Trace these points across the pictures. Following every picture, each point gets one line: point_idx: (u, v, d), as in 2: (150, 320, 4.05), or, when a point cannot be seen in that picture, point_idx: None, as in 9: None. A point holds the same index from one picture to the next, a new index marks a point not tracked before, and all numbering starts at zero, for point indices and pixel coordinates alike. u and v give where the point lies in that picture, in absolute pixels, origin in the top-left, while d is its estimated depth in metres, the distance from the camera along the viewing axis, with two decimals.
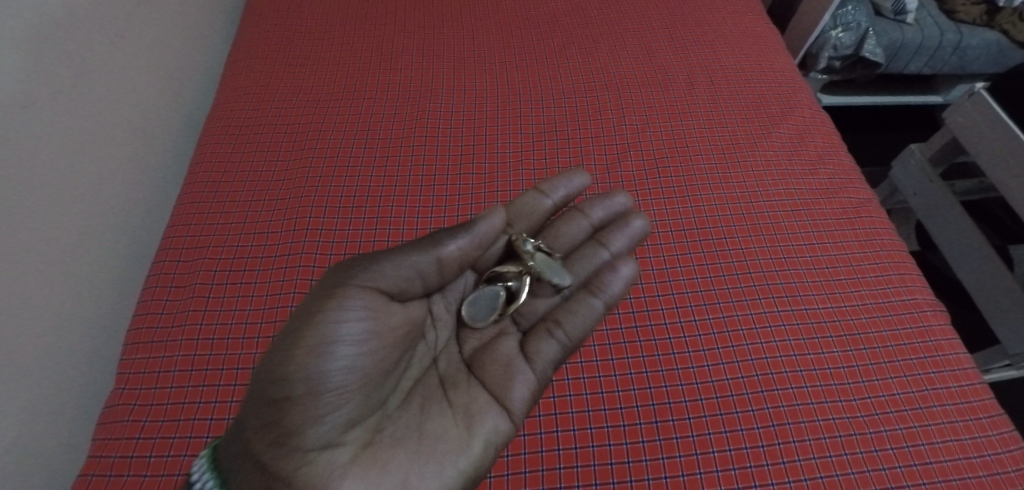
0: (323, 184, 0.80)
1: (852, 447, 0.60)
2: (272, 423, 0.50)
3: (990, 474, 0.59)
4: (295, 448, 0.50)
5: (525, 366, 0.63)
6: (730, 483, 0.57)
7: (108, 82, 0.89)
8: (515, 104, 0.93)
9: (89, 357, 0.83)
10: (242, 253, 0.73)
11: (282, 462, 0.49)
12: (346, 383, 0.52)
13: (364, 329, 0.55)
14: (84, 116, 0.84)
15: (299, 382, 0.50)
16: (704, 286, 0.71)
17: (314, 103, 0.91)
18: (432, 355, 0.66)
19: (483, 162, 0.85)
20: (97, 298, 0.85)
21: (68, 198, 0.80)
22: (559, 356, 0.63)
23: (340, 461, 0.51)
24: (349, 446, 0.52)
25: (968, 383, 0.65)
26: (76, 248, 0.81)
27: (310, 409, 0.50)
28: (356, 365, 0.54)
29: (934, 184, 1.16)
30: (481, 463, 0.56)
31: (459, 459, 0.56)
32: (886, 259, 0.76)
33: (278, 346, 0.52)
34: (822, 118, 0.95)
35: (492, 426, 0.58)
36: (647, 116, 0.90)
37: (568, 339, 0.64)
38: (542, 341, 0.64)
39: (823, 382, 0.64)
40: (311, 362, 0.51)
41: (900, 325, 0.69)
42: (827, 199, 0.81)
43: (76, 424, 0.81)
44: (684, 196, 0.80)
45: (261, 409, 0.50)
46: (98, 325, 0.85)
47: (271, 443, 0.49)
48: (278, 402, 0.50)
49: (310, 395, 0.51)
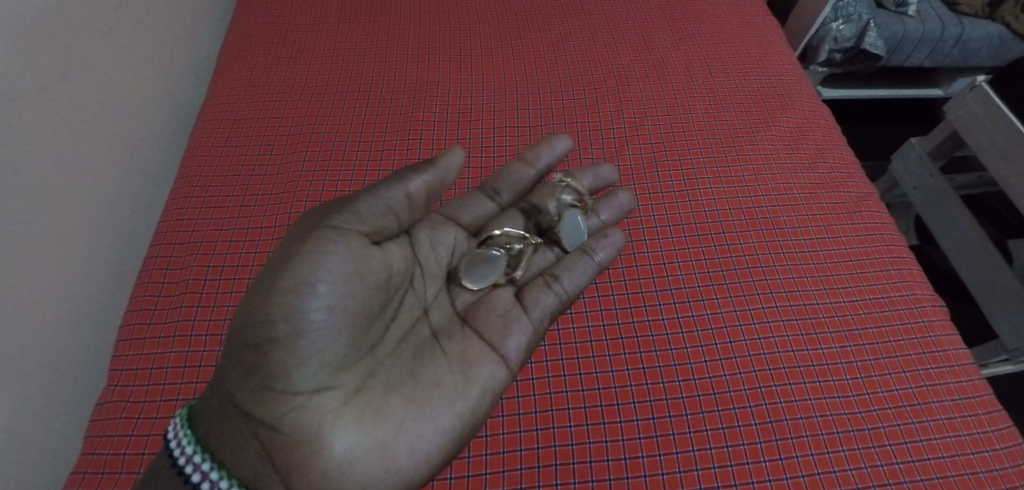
0: (317, 178, 0.79)
1: (849, 444, 0.59)
2: (255, 369, 0.49)
3: (988, 470, 0.58)
4: (278, 395, 0.49)
5: (521, 315, 0.62)
6: (726, 480, 0.57)
7: (98, 75, 0.87)
8: (512, 97, 0.92)
9: (80, 355, 0.82)
10: (235, 248, 0.72)
11: (267, 410, 0.49)
12: (326, 326, 0.51)
13: (341, 272, 0.52)
14: (74, 110, 0.83)
15: (279, 327, 0.49)
16: (702, 281, 0.71)
17: (308, 95, 0.90)
18: (417, 307, 0.65)
19: (479, 156, 0.84)
20: (88, 294, 0.84)
21: (59, 194, 0.79)
22: (556, 310, 0.63)
23: (330, 407, 0.50)
24: (339, 389, 0.51)
25: (967, 379, 0.65)
26: (67, 244, 0.80)
27: (293, 356, 0.49)
28: (338, 301, 0.52)
29: (935, 178, 1.15)
30: (476, 409, 0.55)
31: (454, 407, 0.54)
32: (886, 254, 0.75)
33: (258, 280, 0.51)
34: (822, 111, 0.94)
35: (489, 374, 0.57)
36: (646, 109, 0.89)
37: (563, 292, 0.64)
38: (539, 292, 0.64)
39: (821, 378, 0.64)
40: (288, 299, 0.49)
41: (899, 320, 0.69)
42: (827, 193, 0.81)
43: (69, 421, 0.80)
44: (682, 190, 0.80)
45: (242, 356, 0.49)
46: (89, 321, 0.84)
47: (254, 390, 0.49)
48: (261, 345, 0.49)
49: (292, 340, 0.49)
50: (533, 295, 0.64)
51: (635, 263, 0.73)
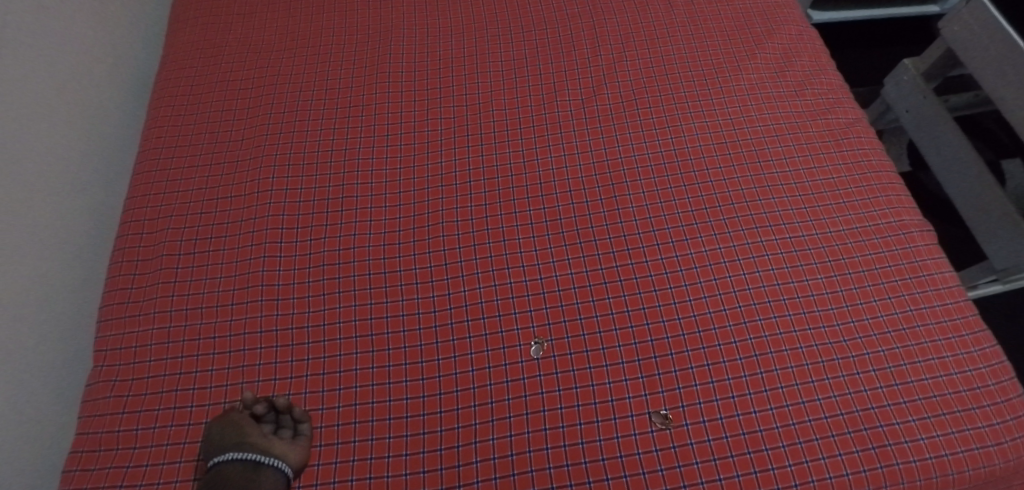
0: (285, 140, 0.78)
1: (833, 372, 0.59)
2: None
3: (971, 388, 0.59)
4: None
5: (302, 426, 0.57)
6: (713, 414, 0.57)
7: (40, 55, 0.83)
8: (482, 40, 0.88)
9: (58, 351, 0.80)
10: (206, 220, 0.72)
11: None
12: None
13: None
14: (17, 94, 0.79)
15: None
16: (687, 220, 0.69)
17: (267, 56, 0.87)
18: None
19: (450, 105, 0.81)
20: (64, 285, 0.83)
21: (23, 185, 0.78)
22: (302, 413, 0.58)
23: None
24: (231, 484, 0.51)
25: (952, 301, 0.65)
26: (31, 242, 0.78)
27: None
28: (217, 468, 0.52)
29: (927, 101, 1.12)
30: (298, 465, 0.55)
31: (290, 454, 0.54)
32: (874, 181, 0.73)
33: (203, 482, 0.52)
34: (810, 35, 0.90)
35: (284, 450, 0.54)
36: (623, 43, 0.85)
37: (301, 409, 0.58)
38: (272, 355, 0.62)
39: (805, 308, 0.63)
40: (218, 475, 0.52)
41: (886, 248, 0.68)
42: (813, 121, 0.78)
43: (57, 409, 0.78)
44: (664, 127, 0.77)
45: None
46: (68, 324, 0.82)
47: None
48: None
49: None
50: (265, 443, 0.54)
51: (617, 206, 0.70)
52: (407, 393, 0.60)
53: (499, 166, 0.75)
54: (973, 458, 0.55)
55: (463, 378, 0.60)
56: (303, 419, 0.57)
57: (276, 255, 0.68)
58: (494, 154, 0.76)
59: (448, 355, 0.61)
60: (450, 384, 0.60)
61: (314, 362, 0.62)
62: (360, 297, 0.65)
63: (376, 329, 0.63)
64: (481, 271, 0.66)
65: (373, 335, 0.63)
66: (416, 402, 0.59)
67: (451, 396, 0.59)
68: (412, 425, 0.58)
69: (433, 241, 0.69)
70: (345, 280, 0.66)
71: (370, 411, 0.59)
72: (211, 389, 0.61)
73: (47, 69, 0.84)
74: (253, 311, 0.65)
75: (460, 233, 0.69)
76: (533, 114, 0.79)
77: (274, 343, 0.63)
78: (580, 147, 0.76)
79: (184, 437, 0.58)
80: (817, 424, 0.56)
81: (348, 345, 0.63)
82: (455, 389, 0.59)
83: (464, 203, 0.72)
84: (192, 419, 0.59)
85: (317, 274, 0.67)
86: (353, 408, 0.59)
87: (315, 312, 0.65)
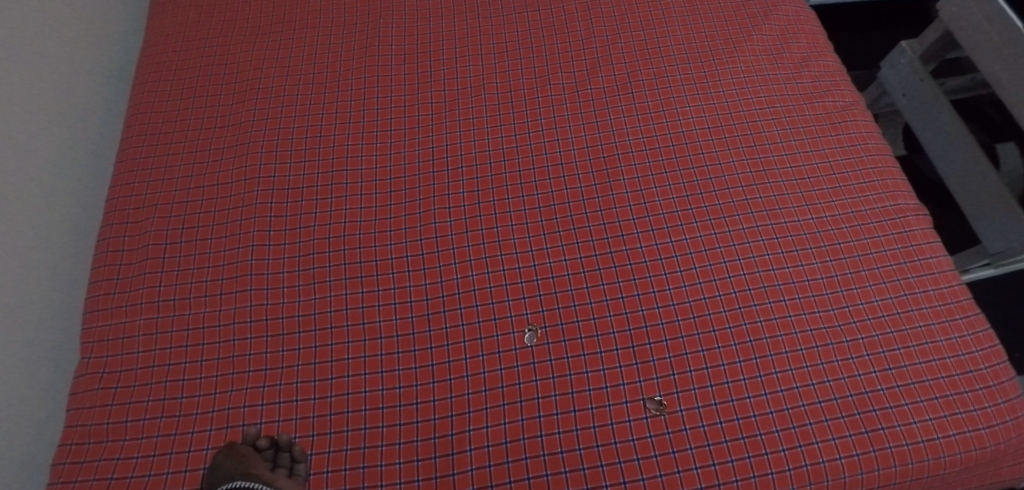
0: (272, 125, 0.76)
1: (827, 357, 0.59)
2: None
3: (964, 372, 0.59)
4: None
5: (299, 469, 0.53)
6: (707, 400, 0.57)
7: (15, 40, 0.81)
8: (474, 22, 0.86)
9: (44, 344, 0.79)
10: (194, 208, 0.70)
11: None
12: None
13: None
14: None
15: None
16: (682, 206, 0.68)
17: (252, 39, 0.85)
18: None
19: (441, 88, 0.79)
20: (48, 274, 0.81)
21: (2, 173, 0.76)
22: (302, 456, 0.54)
23: None
24: None
25: (946, 286, 0.65)
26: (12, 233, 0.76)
27: None
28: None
29: (925, 83, 1.11)
30: None
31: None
32: (870, 165, 0.73)
33: None
34: (808, 16, 0.88)
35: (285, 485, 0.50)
36: (618, 25, 0.84)
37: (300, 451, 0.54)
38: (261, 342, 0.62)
39: (801, 293, 0.63)
40: None
41: (881, 232, 0.67)
42: (810, 104, 0.77)
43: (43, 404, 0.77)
44: (659, 110, 0.75)
45: None
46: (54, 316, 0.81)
47: None
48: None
49: None
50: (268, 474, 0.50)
51: (611, 192, 0.69)
52: (400, 382, 0.59)
53: (491, 150, 0.74)
54: (965, 441, 0.55)
55: (456, 366, 0.59)
56: (300, 459, 0.53)
57: (265, 243, 0.67)
58: (486, 138, 0.75)
59: (441, 343, 0.61)
60: (443, 373, 0.59)
61: (305, 352, 0.61)
62: (351, 285, 0.64)
63: (368, 317, 0.63)
64: (474, 258, 0.66)
65: (365, 323, 0.62)
66: (409, 391, 0.58)
67: (445, 384, 0.59)
68: (405, 414, 0.57)
69: (425, 228, 0.68)
70: (336, 268, 0.65)
71: (362, 400, 0.58)
72: (201, 380, 0.60)
73: (24, 55, 0.82)
74: (242, 300, 0.64)
75: (453, 219, 0.68)
76: (526, 98, 0.78)
77: (265, 333, 0.62)
78: (574, 132, 0.74)
79: (174, 428, 0.57)
80: (811, 409, 0.56)
81: (339, 334, 0.62)
82: (448, 377, 0.59)
83: (457, 190, 0.71)
84: (182, 410, 0.58)
85: (307, 262, 0.66)
86: (345, 398, 0.58)
87: (305, 301, 0.64)
